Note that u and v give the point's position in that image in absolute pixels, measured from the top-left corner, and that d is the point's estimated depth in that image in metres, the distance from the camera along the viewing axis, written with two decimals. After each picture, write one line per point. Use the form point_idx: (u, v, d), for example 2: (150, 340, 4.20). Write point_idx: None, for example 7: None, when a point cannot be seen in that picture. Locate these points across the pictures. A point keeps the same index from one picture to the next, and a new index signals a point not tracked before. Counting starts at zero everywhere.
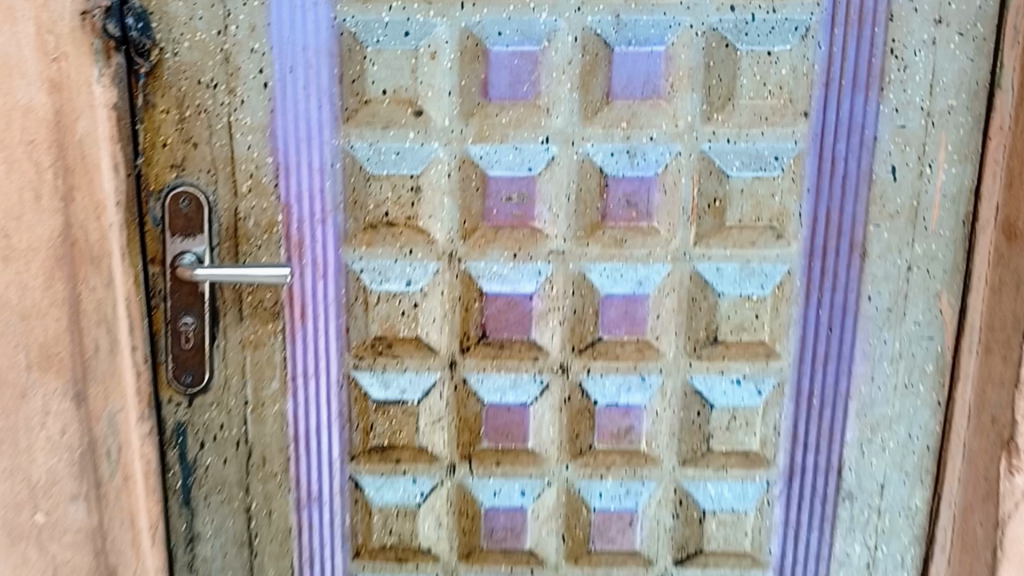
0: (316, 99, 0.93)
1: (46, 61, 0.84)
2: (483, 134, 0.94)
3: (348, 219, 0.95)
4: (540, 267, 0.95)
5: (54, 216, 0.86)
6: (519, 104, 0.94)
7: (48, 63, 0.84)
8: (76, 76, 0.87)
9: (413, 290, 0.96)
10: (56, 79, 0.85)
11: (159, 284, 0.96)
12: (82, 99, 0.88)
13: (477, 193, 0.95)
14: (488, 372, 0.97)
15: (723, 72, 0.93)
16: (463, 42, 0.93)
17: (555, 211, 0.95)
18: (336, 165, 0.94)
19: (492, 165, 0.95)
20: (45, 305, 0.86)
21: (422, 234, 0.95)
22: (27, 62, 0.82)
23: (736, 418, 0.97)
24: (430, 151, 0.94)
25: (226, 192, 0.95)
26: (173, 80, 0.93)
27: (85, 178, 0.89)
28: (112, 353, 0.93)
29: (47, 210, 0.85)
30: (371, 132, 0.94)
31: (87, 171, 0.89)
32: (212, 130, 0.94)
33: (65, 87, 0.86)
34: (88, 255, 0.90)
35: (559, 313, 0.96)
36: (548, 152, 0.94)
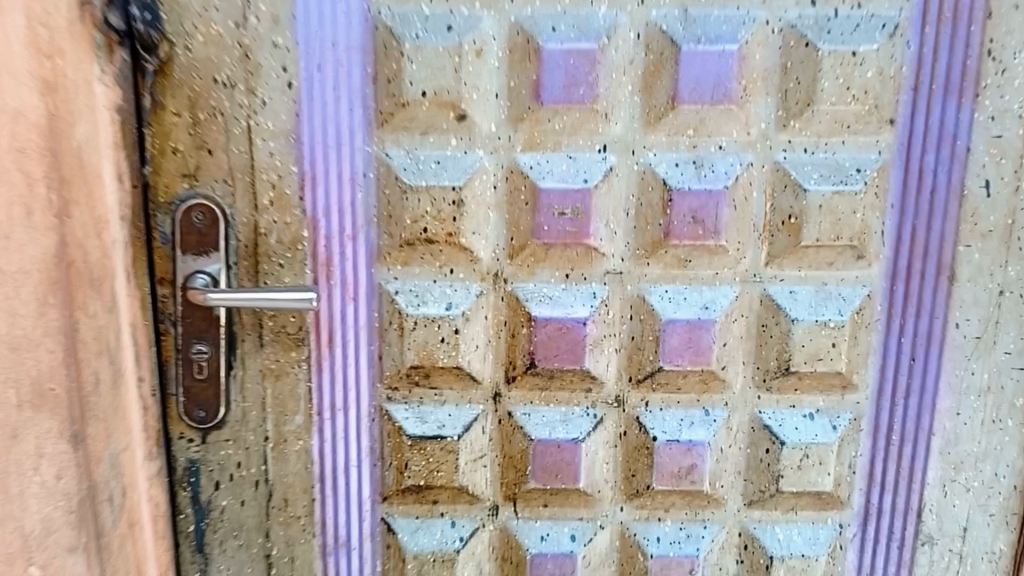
0: (346, 102, 0.83)
1: (39, 58, 0.72)
2: (533, 142, 0.84)
3: (382, 234, 0.86)
4: (595, 289, 0.86)
5: (48, 235, 0.75)
6: (575, 108, 0.84)
7: (38, 63, 0.72)
8: (74, 75, 0.76)
9: (454, 314, 0.87)
10: (49, 78, 0.74)
11: (168, 307, 0.86)
12: (78, 100, 0.77)
13: (527, 207, 0.85)
14: (536, 405, 0.87)
15: (802, 74, 0.83)
16: (512, 37, 0.82)
17: (612, 227, 0.85)
18: (370, 175, 0.85)
19: (543, 177, 0.85)
20: (38, 336, 0.74)
21: (465, 251, 0.86)
22: (15, 59, 0.70)
23: (808, 457, 0.89)
24: (475, 159, 0.84)
25: (245, 205, 0.85)
26: (185, 78, 0.82)
27: (83, 189, 0.79)
28: (115, 386, 0.84)
29: (38, 227, 0.73)
30: (410, 138, 0.84)
31: (85, 182, 0.79)
32: (229, 135, 0.84)
33: (60, 87, 0.75)
34: (88, 277, 0.80)
35: (616, 339, 0.86)
36: (604, 162, 0.84)
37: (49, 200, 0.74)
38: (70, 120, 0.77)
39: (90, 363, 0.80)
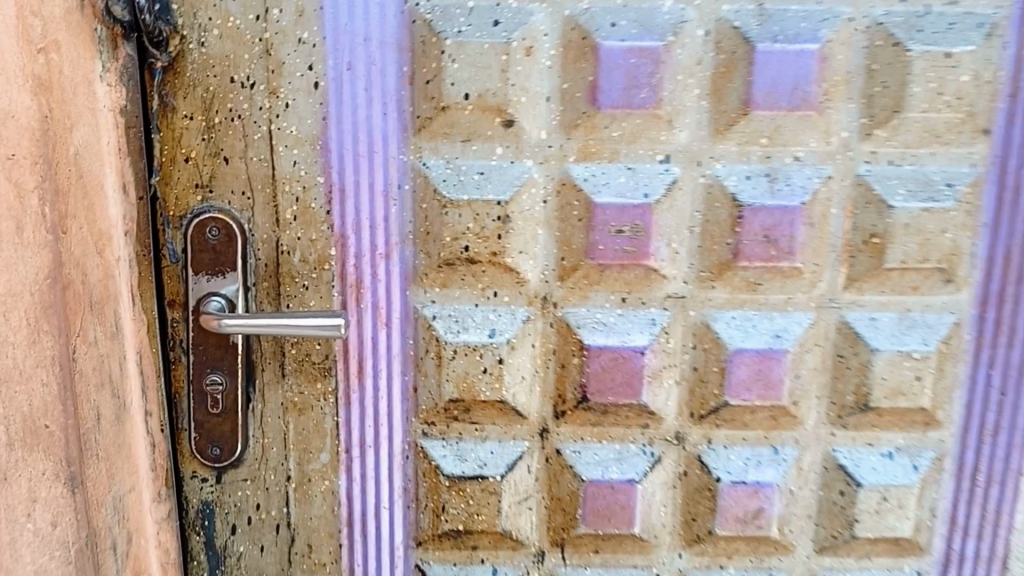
0: (380, 105, 0.74)
1: (30, 52, 0.63)
2: (588, 151, 0.74)
3: (418, 254, 0.77)
4: (655, 315, 0.77)
5: (41, 251, 0.66)
6: (635, 114, 0.73)
7: (31, 60, 0.63)
8: (70, 70, 0.67)
9: (498, 342, 0.78)
10: (42, 77, 0.64)
11: (179, 332, 0.79)
12: (77, 102, 0.68)
13: (580, 224, 0.76)
14: (587, 443, 0.80)
15: (889, 77, 0.73)
16: (566, 32, 0.72)
17: (674, 247, 0.76)
18: (405, 188, 0.76)
19: (598, 190, 0.75)
20: (29, 368, 0.66)
21: (511, 272, 0.77)
22: (7, 56, 0.61)
23: (887, 500, 0.80)
24: (522, 170, 0.75)
25: (265, 220, 0.77)
26: (199, 77, 0.74)
27: (82, 202, 0.70)
28: (118, 422, 0.76)
29: (32, 243, 0.65)
30: (450, 146, 0.75)
31: (85, 194, 0.70)
32: (248, 141, 0.75)
33: (55, 86, 0.65)
34: (88, 300, 0.71)
35: (675, 371, 0.78)
36: (667, 174, 0.74)
37: (44, 214, 0.65)
38: (70, 124, 0.68)
39: (89, 397, 0.72)
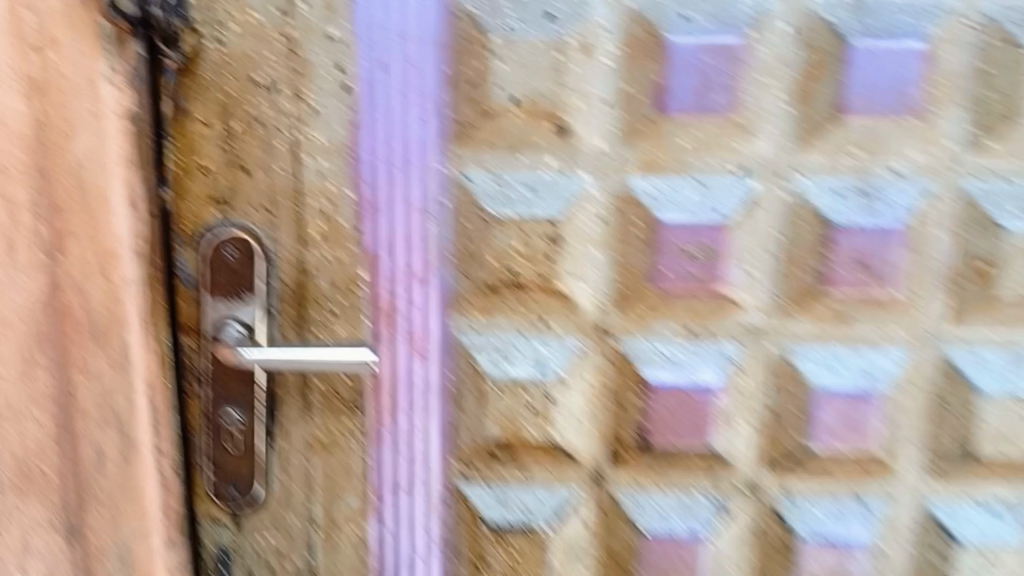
0: (416, 110, 0.65)
1: (21, 50, 0.60)
2: (652, 162, 0.65)
3: (458, 277, 0.68)
4: (725, 349, 0.67)
5: (35, 279, 0.63)
6: (708, 121, 0.64)
7: (22, 58, 0.60)
8: (71, 72, 0.61)
9: (548, 378, 0.70)
10: (37, 78, 0.60)
11: (195, 361, 0.71)
12: (77, 105, 0.62)
13: (641, 245, 0.67)
14: (648, 492, 0.71)
15: (1005, 79, 0.63)
16: (630, 26, 0.63)
17: (751, 272, 0.66)
18: (444, 203, 0.67)
19: (665, 208, 0.66)
20: (22, 403, 0.64)
21: (562, 299, 0.68)
22: None
23: (993, 564, 0.70)
24: (577, 184, 0.66)
25: (290, 237, 0.69)
26: (216, 78, 0.66)
27: (87, 221, 0.64)
28: (125, 463, 0.69)
29: (24, 267, 0.62)
30: (495, 156, 0.66)
31: (87, 210, 0.63)
32: (270, 150, 0.67)
33: (53, 91, 0.61)
34: (89, 329, 0.66)
35: (749, 414, 0.69)
36: (745, 189, 0.65)
37: (38, 233, 0.62)
38: (69, 132, 0.62)
39: (89, 441, 0.68)
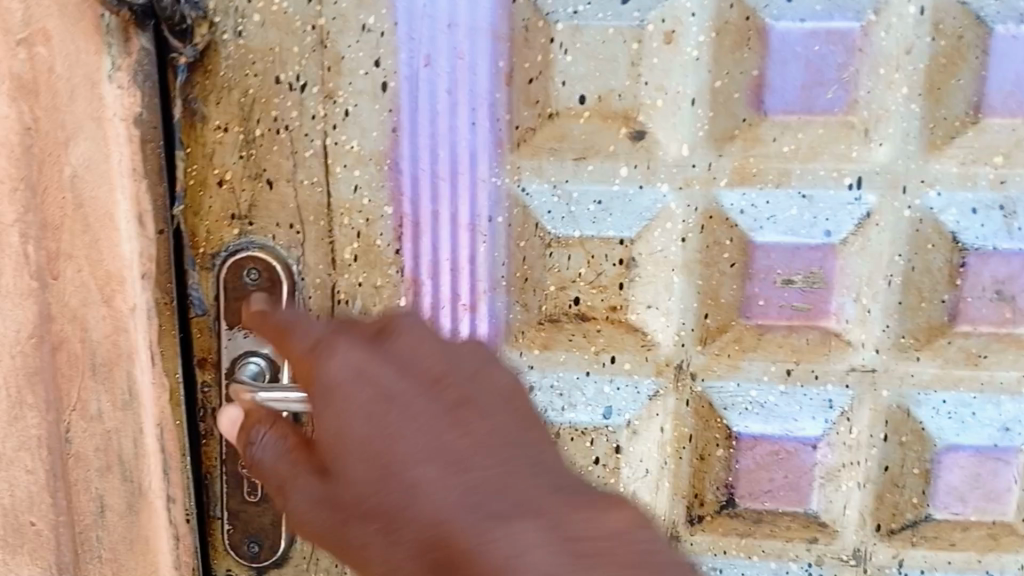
0: (466, 111, 0.55)
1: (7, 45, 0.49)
2: (745, 173, 0.55)
3: (513, 305, 0.59)
4: (831, 396, 0.59)
5: (25, 302, 0.54)
6: (816, 121, 0.54)
7: (9, 57, 0.49)
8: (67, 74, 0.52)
9: (615, 425, 0.60)
10: (25, 77, 0.50)
11: (212, 399, 0.62)
12: (77, 110, 0.53)
13: (732, 271, 0.57)
14: (731, 557, 0.62)
15: None
16: (723, 10, 0.53)
17: (865, 304, 0.57)
18: (497, 220, 0.57)
19: (759, 226, 0.56)
20: (11, 452, 0.57)
21: (634, 332, 0.59)
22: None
23: None
24: (655, 198, 0.56)
25: (318, 259, 0.59)
26: (234, 76, 0.56)
27: (84, 238, 0.55)
28: (130, 511, 0.61)
29: (14, 294, 0.54)
30: (558, 166, 0.56)
31: (88, 229, 0.55)
32: (297, 159, 0.58)
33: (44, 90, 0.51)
34: (88, 363, 0.57)
35: (856, 472, 0.60)
36: (858, 205, 0.55)
37: (27, 254, 0.53)
38: (65, 138, 0.53)
39: (82, 486, 0.60)
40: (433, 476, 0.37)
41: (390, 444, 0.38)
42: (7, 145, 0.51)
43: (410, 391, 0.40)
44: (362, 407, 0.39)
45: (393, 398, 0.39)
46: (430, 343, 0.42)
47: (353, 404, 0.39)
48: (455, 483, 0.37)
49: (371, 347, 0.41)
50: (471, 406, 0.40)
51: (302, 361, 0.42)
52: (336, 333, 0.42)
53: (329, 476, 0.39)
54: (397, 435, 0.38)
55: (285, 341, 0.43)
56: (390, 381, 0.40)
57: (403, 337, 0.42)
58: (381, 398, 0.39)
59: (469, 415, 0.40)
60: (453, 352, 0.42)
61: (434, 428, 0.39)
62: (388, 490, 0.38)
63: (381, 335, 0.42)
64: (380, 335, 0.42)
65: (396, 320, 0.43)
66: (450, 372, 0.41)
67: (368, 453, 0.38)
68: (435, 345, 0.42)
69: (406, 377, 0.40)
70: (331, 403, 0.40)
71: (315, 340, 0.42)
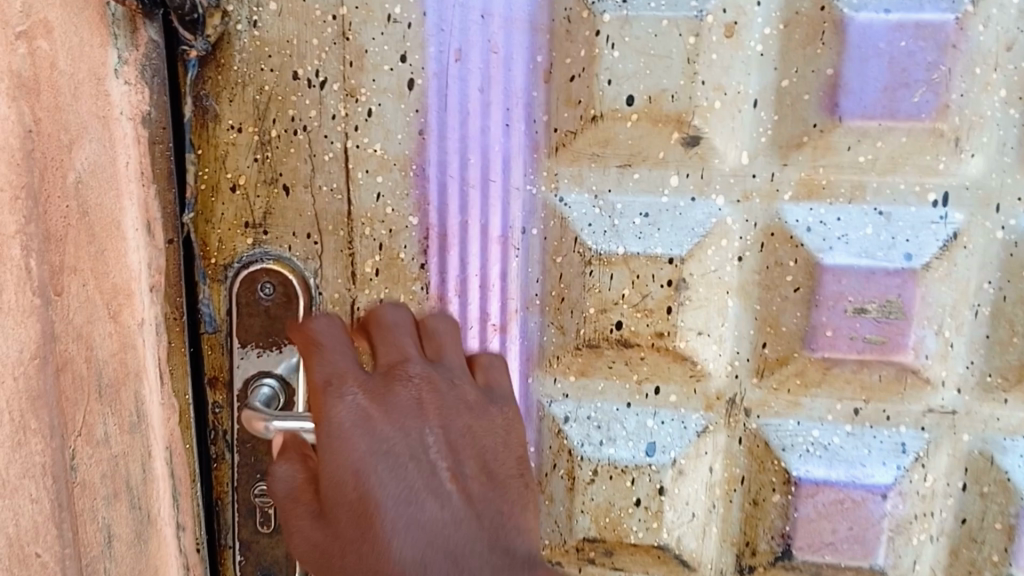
0: (499, 112, 0.50)
1: (9, 40, 0.39)
2: (813, 186, 0.50)
3: (548, 326, 0.54)
4: (905, 438, 0.53)
5: (26, 320, 0.41)
6: (901, 129, 0.48)
7: (8, 52, 0.39)
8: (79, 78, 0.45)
9: (661, 463, 0.55)
10: (25, 76, 0.40)
11: (223, 420, 0.57)
12: (81, 108, 0.45)
13: (796, 297, 0.51)
14: None
15: None
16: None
17: (947, 338, 0.51)
18: (531, 232, 0.52)
19: (829, 247, 0.50)
20: (13, 479, 0.41)
21: (682, 361, 0.54)
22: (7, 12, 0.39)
23: None
24: (708, 211, 0.51)
25: (337, 273, 0.54)
26: (248, 71, 0.51)
27: (93, 245, 0.47)
28: (139, 541, 0.52)
29: (16, 311, 0.40)
30: (600, 174, 0.51)
31: (91, 235, 0.46)
32: (315, 162, 0.52)
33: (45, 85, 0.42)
34: (95, 384, 0.47)
35: (928, 524, 0.54)
36: (942, 224, 0.49)
37: (29, 269, 0.41)
38: (68, 141, 0.45)
39: (88, 518, 0.47)
40: (399, 527, 0.40)
41: (365, 495, 0.41)
42: (7, 149, 0.39)
43: (398, 445, 0.42)
44: (358, 457, 0.41)
45: (380, 447, 0.42)
46: (440, 387, 0.45)
47: (344, 452, 0.41)
48: (416, 546, 0.40)
49: (376, 397, 0.43)
50: (466, 450, 0.44)
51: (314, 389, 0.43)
52: (347, 370, 0.43)
53: (323, 519, 0.42)
54: (373, 480, 0.41)
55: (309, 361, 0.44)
56: (384, 430, 0.42)
57: (409, 385, 0.44)
58: (375, 440, 0.42)
59: (456, 460, 0.43)
60: (455, 395, 0.45)
61: (418, 482, 0.42)
62: (358, 548, 0.40)
63: (391, 380, 0.44)
64: (385, 380, 0.44)
65: (416, 361, 0.45)
66: (448, 428, 0.44)
67: (359, 499, 0.41)
68: (442, 396, 0.44)
69: (399, 433, 0.42)
70: (330, 449, 0.41)
71: (327, 371, 0.43)
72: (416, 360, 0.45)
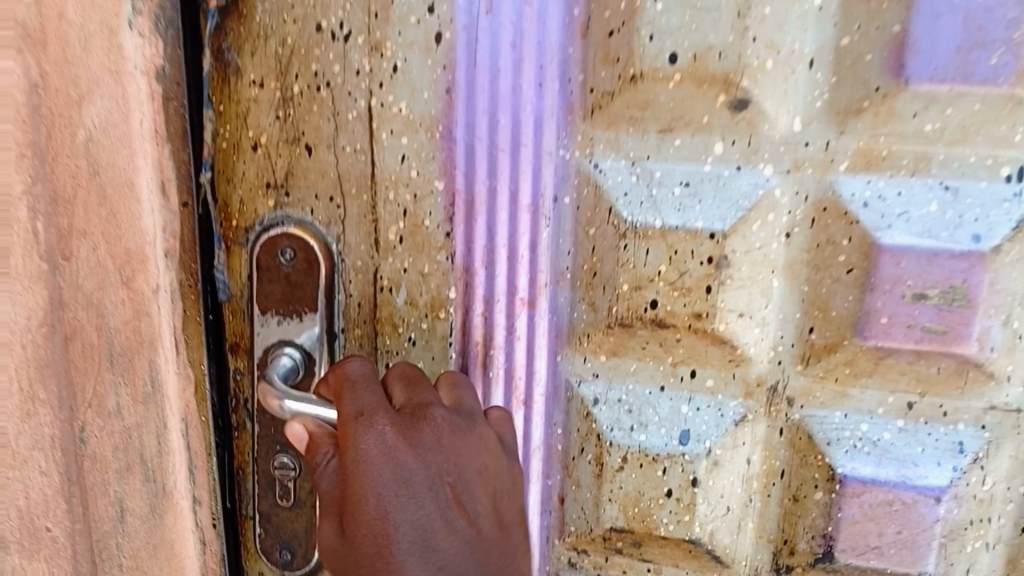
0: (533, 71, 0.47)
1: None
2: (872, 158, 0.45)
3: (579, 302, 0.51)
4: (963, 437, 0.49)
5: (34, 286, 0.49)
6: (973, 94, 0.43)
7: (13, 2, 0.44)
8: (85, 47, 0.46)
9: (695, 452, 0.52)
10: (31, 27, 0.45)
11: (245, 388, 0.54)
12: (91, 64, 0.46)
13: (849, 280, 0.48)
14: None
15: None
16: None
17: (1016, 329, 0.47)
18: (564, 201, 0.49)
19: (888, 226, 0.46)
20: (24, 450, 0.53)
21: (721, 344, 0.50)
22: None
23: None
24: (755, 182, 0.47)
25: (361, 240, 0.51)
26: (271, 21, 0.48)
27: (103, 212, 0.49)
28: (153, 514, 0.56)
29: (24, 276, 0.49)
30: (639, 140, 0.47)
31: (105, 203, 0.49)
32: (339, 121, 0.49)
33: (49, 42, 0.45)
34: (105, 354, 0.52)
35: (984, 531, 0.50)
36: (1015, 203, 0.44)
37: (36, 232, 0.48)
38: (78, 97, 0.47)
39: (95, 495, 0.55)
40: (412, 555, 0.45)
41: (386, 518, 0.45)
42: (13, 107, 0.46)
43: (420, 477, 0.45)
44: (379, 483, 0.44)
45: (400, 479, 0.45)
46: (461, 430, 0.47)
47: (370, 478, 0.44)
48: (431, 569, 0.45)
49: (402, 433, 0.45)
50: (480, 487, 0.48)
51: (342, 420, 0.45)
52: (378, 405, 0.46)
53: (346, 526, 0.46)
54: (392, 507, 0.45)
55: (340, 397, 0.46)
56: (406, 463, 0.45)
57: (433, 425, 0.46)
58: (398, 470, 0.45)
59: (471, 495, 0.47)
60: (476, 440, 0.47)
61: (432, 514, 0.46)
62: (375, 563, 0.45)
63: (416, 421, 0.46)
64: (412, 419, 0.46)
65: (438, 405, 0.47)
66: (466, 468, 0.47)
67: (376, 520, 0.45)
68: (462, 440, 0.47)
69: (422, 466, 0.45)
70: (353, 473, 0.44)
71: (358, 405, 0.45)
72: (437, 405, 0.48)
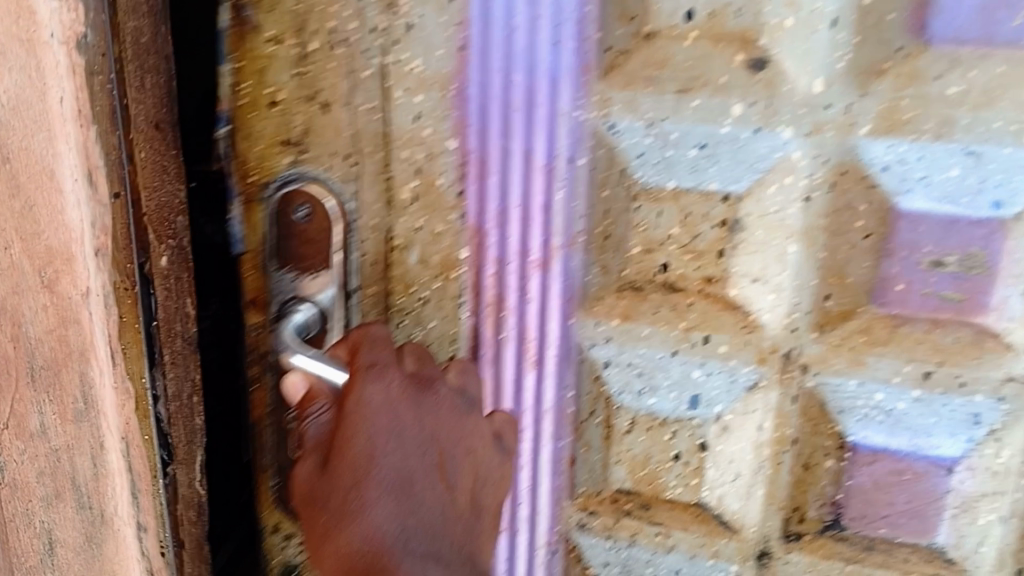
0: (548, 28, 0.46)
1: None
2: (893, 121, 0.44)
3: (591, 265, 0.50)
4: (980, 409, 0.48)
5: None
6: (999, 56, 0.42)
7: None
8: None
9: (704, 416, 0.52)
10: None
11: (264, 342, 0.55)
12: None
13: (866, 246, 0.47)
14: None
15: None
16: None
17: None
18: (579, 163, 0.48)
19: (906, 191, 0.45)
20: None
21: (734, 309, 0.50)
22: None
23: None
24: (773, 145, 0.46)
25: (374, 199, 0.51)
26: None
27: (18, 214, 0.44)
28: (89, 542, 0.52)
29: None
30: (656, 101, 0.46)
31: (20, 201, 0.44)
32: (354, 79, 0.49)
33: None
34: (25, 368, 0.48)
35: (999, 503, 0.49)
36: None
37: None
38: None
39: (19, 525, 0.52)
40: (386, 498, 0.47)
41: (373, 458, 0.47)
42: None
43: (412, 433, 0.48)
44: (377, 423, 0.47)
45: (394, 428, 0.47)
46: (458, 402, 0.50)
47: (368, 421, 0.46)
48: (401, 515, 0.47)
49: (404, 393, 0.48)
50: (465, 462, 0.49)
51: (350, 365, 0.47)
52: (391, 362, 0.48)
53: (329, 461, 0.47)
54: (381, 449, 0.47)
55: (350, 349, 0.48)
56: (403, 417, 0.47)
57: (436, 396, 0.49)
58: (395, 420, 0.47)
59: (454, 465, 0.49)
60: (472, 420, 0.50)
61: (416, 468, 0.48)
62: (350, 495, 0.47)
63: (420, 387, 0.48)
64: (417, 383, 0.49)
65: (441, 379, 0.49)
66: (457, 438, 0.49)
67: (363, 456, 0.46)
68: (456, 417, 0.49)
69: (417, 425, 0.48)
70: (353, 412, 0.46)
71: (371, 356, 0.47)
72: (442, 383, 0.49)
